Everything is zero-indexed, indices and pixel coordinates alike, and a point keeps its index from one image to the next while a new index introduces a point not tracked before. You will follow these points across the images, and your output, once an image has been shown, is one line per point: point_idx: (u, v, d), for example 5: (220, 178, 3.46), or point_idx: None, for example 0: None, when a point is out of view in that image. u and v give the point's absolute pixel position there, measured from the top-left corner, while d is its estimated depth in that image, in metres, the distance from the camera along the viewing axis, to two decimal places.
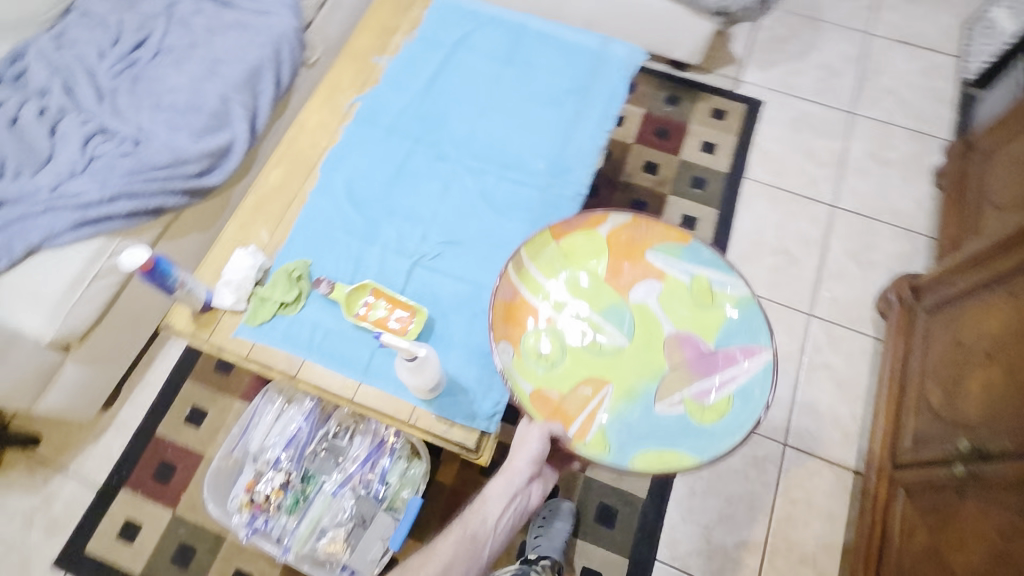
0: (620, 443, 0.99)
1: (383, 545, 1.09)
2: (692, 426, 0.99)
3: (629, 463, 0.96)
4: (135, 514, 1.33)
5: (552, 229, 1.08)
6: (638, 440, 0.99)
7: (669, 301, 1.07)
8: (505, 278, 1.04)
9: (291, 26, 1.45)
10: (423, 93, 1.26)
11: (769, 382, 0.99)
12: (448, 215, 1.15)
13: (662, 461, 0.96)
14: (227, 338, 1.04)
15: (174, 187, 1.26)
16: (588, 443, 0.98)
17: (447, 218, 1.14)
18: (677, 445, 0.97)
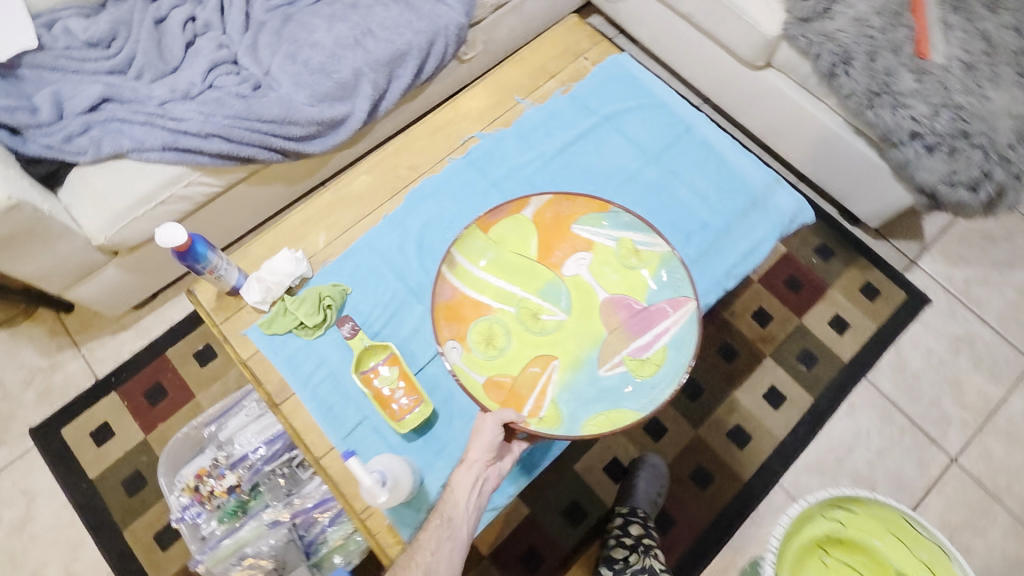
0: (572, 412, 0.95)
1: None
2: (639, 384, 0.95)
3: (585, 431, 0.92)
4: (113, 421, 1.35)
5: (476, 221, 1.01)
6: (589, 405, 0.95)
7: (600, 270, 1.03)
8: (437, 278, 0.98)
9: (456, 22, 1.34)
10: (548, 156, 1.12)
11: (697, 328, 0.96)
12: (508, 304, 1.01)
13: (614, 420, 0.92)
14: (235, 332, 0.98)
15: (272, 145, 1.22)
16: (543, 419, 0.93)
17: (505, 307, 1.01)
18: (621, 403, 0.94)
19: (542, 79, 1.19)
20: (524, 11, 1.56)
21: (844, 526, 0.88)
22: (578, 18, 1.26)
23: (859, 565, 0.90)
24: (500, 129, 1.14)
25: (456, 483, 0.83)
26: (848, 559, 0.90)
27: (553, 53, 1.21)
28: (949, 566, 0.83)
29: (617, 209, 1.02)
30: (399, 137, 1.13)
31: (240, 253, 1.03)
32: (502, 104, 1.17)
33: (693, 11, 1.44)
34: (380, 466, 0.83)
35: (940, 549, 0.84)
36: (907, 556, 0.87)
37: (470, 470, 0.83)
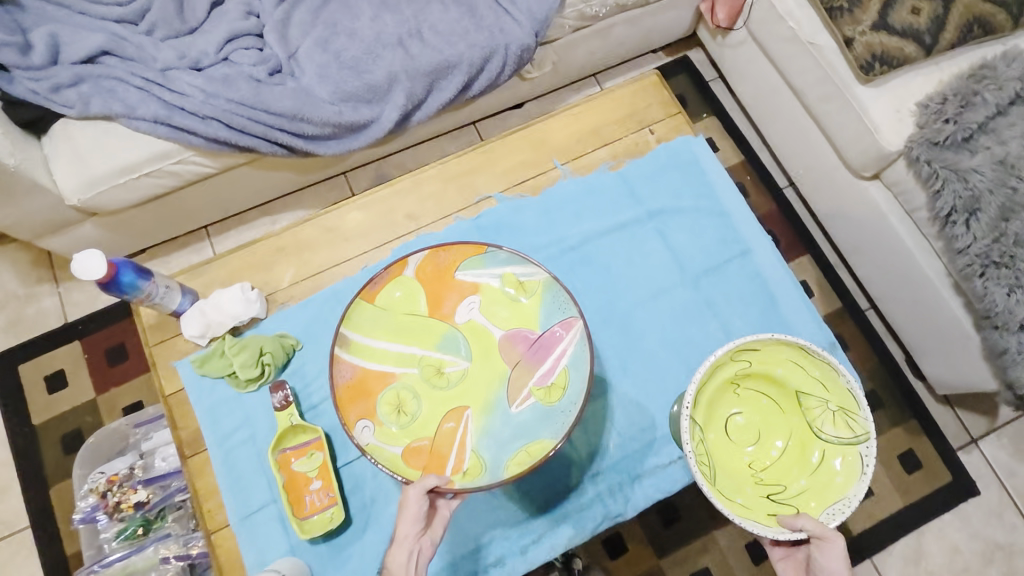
0: (494, 455, 0.82)
1: None
2: (547, 413, 0.83)
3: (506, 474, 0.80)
4: (70, 372, 1.31)
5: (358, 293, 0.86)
6: (508, 446, 0.82)
7: (491, 309, 0.89)
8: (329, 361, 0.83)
9: (521, 42, 1.14)
10: (569, 247, 0.94)
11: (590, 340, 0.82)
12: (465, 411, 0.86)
13: (534, 455, 0.80)
14: (166, 360, 0.87)
15: (277, 139, 1.08)
16: (466, 472, 0.81)
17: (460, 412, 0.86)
18: (536, 435, 0.82)
19: (592, 145, 0.99)
20: (609, 35, 1.34)
21: (750, 367, 0.79)
22: (658, 77, 1.03)
23: (770, 396, 0.81)
24: (525, 195, 0.96)
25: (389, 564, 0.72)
26: (760, 392, 0.81)
27: (614, 115, 1.00)
28: (838, 383, 0.75)
29: (493, 248, 0.87)
30: (408, 174, 0.97)
31: (195, 269, 0.90)
32: (536, 163, 0.98)
33: (806, 88, 1.19)
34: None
35: (829, 367, 0.75)
36: (806, 379, 0.78)
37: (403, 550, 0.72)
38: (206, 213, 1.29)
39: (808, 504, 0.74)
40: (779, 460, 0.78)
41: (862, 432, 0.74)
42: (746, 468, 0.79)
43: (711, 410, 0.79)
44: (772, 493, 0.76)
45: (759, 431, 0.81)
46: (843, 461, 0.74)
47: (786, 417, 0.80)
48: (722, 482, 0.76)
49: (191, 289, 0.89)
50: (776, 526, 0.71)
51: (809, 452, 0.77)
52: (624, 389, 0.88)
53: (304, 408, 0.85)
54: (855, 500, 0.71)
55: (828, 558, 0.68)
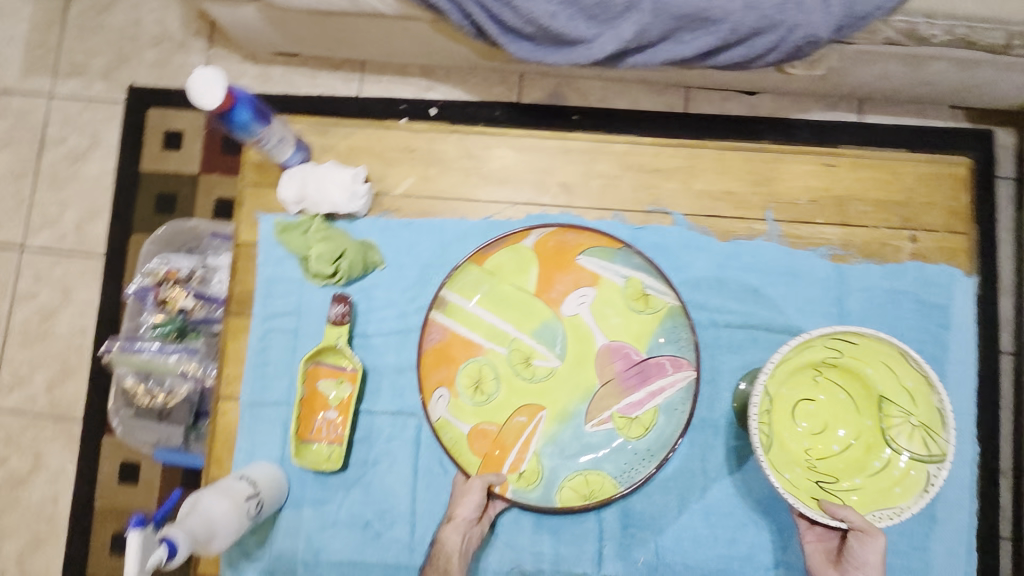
0: (551, 470, 0.72)
1: (155, 442, 1.01)
2: (622, 446, 0.72)
3: (559, 496, 0.72)
4: (187, 138, 1.33)
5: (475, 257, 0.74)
6: (572, 462, 0.72)
7: (601, 311, 0.74)
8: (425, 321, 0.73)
9: (810, 34, 0.85)
10: (724, 323, 0.74)
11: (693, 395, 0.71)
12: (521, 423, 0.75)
13: (593, 488, 0.71)
14: (253, 206, 0.79)
15: (471, 15, 0.90)
16: (523, 476, 0.72)
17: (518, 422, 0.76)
18: (600, 466, 0.72)
19: (825, 215, 0.74)
20: (921, 67, 0.98)
21: (837, 357, 0.61)
22: (966, 171, 0.73)
23: (850, 392, 0.62)
24: (709, 233, 0.75)
25: (440, 537, 0.69)
26: (840, 384, 0.62)
27: (875, 192, 0.74)
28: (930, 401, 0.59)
29: (629, 248, 0.73)
30: (590, 136, 0.78)
31: (320, 126, 0.79)
32: (741, 202, 0.75)
33: None
34: (176, 530, 0.55)
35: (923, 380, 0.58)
36: (897, 384, 0.60)
37: (456, 531, 0.69)
38: (369, 49, 1.16)
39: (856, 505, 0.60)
40: (837, 457, 0.62)
41: (940, 453, 0.58)
42: (800, 456, 0.62)
43: (780, 385, 0.61)
44: (822, 479, 0.61)
45: (824, 420, 0.62)
46: (907, 473, 0.59)
47: (857, 415, 0.62)
48: (772, 455, 0.60)
49: (305, 146, 0.79)
50: (817, 510, 0.58)
51: (872, 456, 0.61)
52: (692, 516, 0.73)
53: (355, 331, 0.77)
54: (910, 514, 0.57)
55: (862, 547, 0.59)
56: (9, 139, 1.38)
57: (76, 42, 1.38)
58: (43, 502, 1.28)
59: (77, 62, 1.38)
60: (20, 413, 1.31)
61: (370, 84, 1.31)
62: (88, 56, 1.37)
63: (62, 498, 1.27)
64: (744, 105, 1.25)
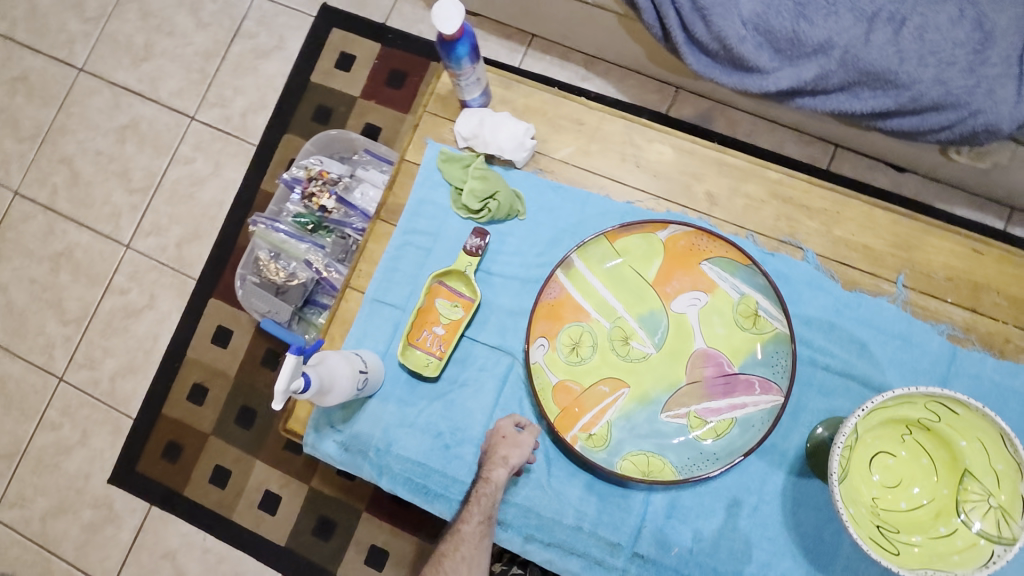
0: (617, 440, 0.77)
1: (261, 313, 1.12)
2: (691, 442, 0.76)
3: (618, 464, 0.76)
4: (358, 63, 1.45)
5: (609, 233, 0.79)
6: (639, 441, 0.76)
7: (708, 317, 0.78)
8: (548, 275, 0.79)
9: (993, 123, 0.86)
10: (823, 365, 0.76)
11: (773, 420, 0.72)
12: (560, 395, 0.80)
13: (653, 469, 0.75)
14: (426, 132, 0.89)
15: (664, 18, 0.96)
16: (592, 437, 0.77)
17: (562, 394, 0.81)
18: (663, 453, 0.76)
19: (956, 296, 0.76)
20: None
21: (931, 421, 0.61)
22: None
23: (933, 459, 0.63)
24: (834, 277, 0.78)
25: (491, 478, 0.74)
26: (925, 448, 0.63)
27: (1014, 289, 0.75)
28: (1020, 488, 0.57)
29: (756, 268, 0.76)
30: (747, 157, 0.82)
31: (507, 80, 0.88)
32: (877, 258, 0.78)
33: None
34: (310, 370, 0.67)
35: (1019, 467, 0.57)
36: (986, 464, 0.59)
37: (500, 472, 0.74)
38: (550, 26, 1.25)
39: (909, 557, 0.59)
40: (903, 514, 0.63)
41: (1012, 538, 0.57)
42: (867, 500, 0.63)
43: (868, 429, 0.63)
44: (884, 526, 0.62)
45: (899, 475, 0.64)
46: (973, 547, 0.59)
47: (934, 481, 0.63)
48: (842, 485, 0.62)
49: (489, 93, 0.87)
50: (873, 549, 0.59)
51: (939, 523, 0.61)
52: (735, 528, 0.75)
53: (480, 266, 0.84)
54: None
55: None
56: (211, 22, 1.55)
57: None
58: (145, 336, 1.44)
59: None
60: (149, 256, 1.47)
61: (532, 59, 1.38)
62: None
63: (161, 340, 1.43)
64: (888, 177, 1.24)
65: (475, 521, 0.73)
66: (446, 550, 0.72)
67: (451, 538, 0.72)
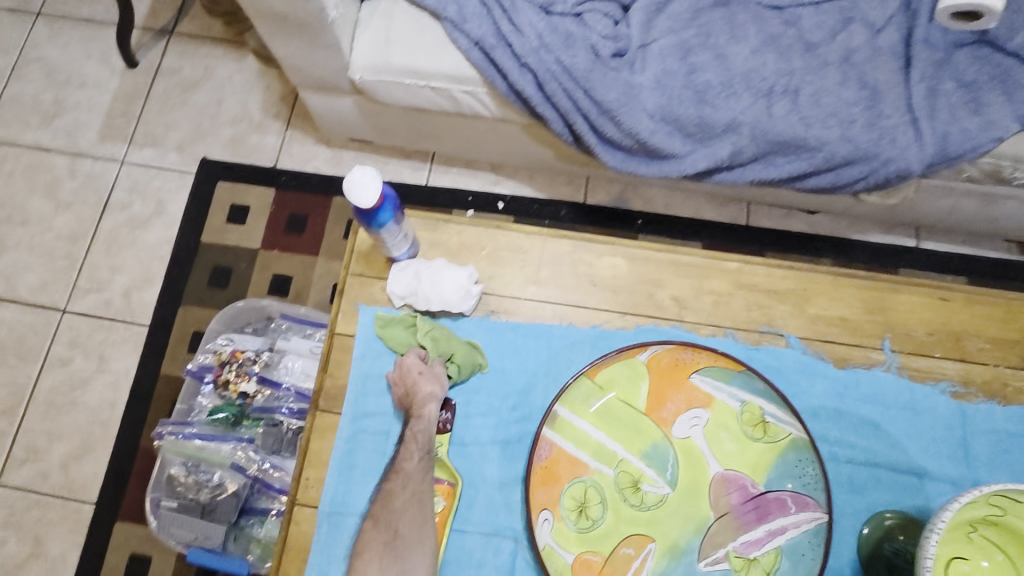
0: None
1: (185, 545, 0.90)
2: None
3: None
4: (252, 215, 1.33)
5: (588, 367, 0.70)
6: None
7: (716, 435, 0.70)
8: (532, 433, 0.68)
9: (902, 169, 0.90)
10: (846, 458, 0.70)
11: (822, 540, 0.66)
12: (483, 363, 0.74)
13: None
14: (354, 296, 0.77)
15: (573, 124, 0.94)
16: None
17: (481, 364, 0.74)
18: None
19: (943, 350, 0.74)
20: (992, 202, 1.03)
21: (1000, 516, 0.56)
22: None
23: (1010, 553, 0.56)
24: (824, 358, 0.74)
25: (423, 416, 0.68)
26: (1000, 544, 0.57)
27: (995, 330, 0.74)
28: None
29: (751, 372, 0.70)
30: (700, 253, 0.79)
31: (433, 221, 0.80)
32: (856, 329, 0.75)
33: None
34: None
35: None
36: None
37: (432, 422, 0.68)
38: (452, 144, 1.21)
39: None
40: None
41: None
42: None
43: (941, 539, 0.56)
44: None
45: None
46: None
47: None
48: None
49: (415, 240, 0.79)
50: None
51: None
52: None
53: (452, 439, 0.72)
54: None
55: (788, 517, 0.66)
56: (72, 201, 1.37)
57: (156, 115, 1.42)
58: None
59: (153, 133, 1.40)
60: (27, 489, 1.19)
61: (438, 175, 1.34)
62: (166, 128, 1.40)
63: None
64: (802, 222, 1.29)
65: (417, 457, 0.66)
66: (390, 490, 0.65)
67: (393, 478, 0.66)
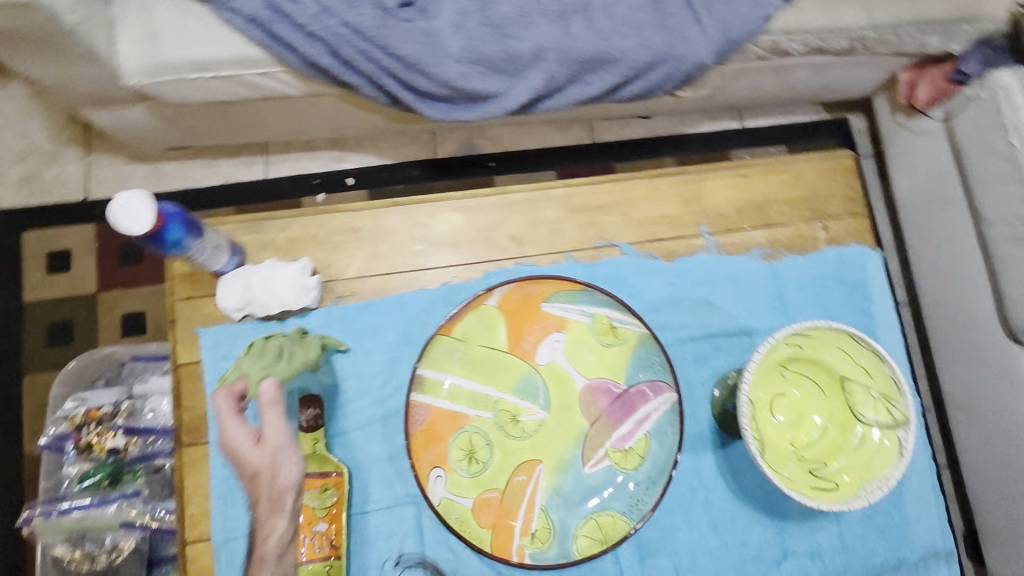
0: (559, 526, 0.71)
1: None
2: (624, 480, 0.72)
3: (573, 547, 0.70)
4: (76, 256, 1.19)
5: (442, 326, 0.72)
6: (579, 509, 0.72)
7: (575, 352, 0.76)
8: None
9: (698, 61, 0.95)
10: (688, 338, 0.78)
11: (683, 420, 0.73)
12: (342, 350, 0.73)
13: (607, 532, 0.70)
14: (189, 321, 0.72)
15: (383, 86, 0.89)
16: (535, 536, 0.70)
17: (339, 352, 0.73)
18: (609, 508, 0.71)
19: (750, 221, 0.82)
20: (786, 75, 1.11)
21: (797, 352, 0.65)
22: (851, 161, 0.86)
23: (815, 379, 0.66)
24: (655, 256, 0.80)
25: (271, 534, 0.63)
26: (805, 373, 0.66)
27: (787, 191, 0.83)
28: (882, 371, 0.63)
29: (591, 287, 0.74)
30: (528, 187, 0.80)
31: (253, 222, 0.75)
32: (678, 222, 0.81)
33: (994, 220, 1.01)
34: None
35: (875, 354, 0.64)
36: (852, 363, 0.65)
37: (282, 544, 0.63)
38: (274, 132, 1.11)
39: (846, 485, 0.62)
40: (818, 442, 0.65)
41: (903, 417, 0.63)
42: (788, 446, 0.64)
43: (756, 386, 0.65)
44: (813, 467, 0.63)
45: (800, 410, 0.66)
46: (883, 442, 0.63)
47: (827, 399, 0.66)
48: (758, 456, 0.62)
49: (239, 247, 0.74)
50: (818, 499, 0.60)
51: (849, 435, 0.65)
52: (701, 531, 0.74)
53: (330, 431, 0.72)
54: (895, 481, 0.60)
55: (651, 404, 0.73)
56: None
57: None
58: None
59: None
60: None
61: (277, 163, 1.24)
62: None
63: None
64: (641, 128, 1.34)
65: None
66: None
67: None
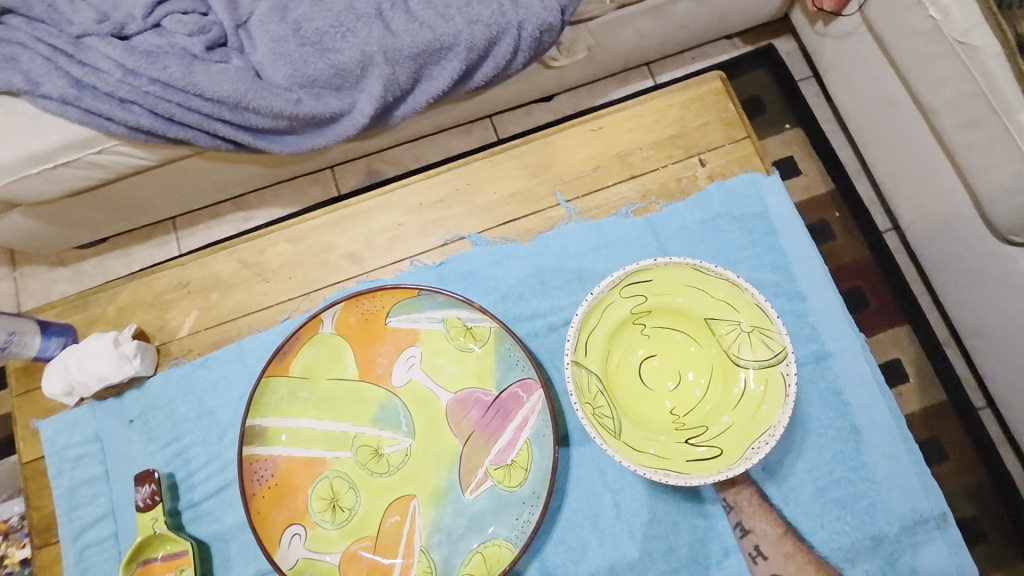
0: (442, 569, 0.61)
1: None
2: (508, 501, 0.62)
3: None
4: None
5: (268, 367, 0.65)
6: (462, 543, 0.62)
7: (435, 365, 0.67)
8: (245, 459, 0.63)
9: (543, 22, 0.85)
10: (562, 322, 0.68)
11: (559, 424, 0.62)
12: (188, 413, 0.68)
13: (492, 564, 0.60)
14: (30, 417, 0.69)
15: (217, 132, 0.85)
16: None
17: (185, 416, 0.68)
18: (495, 537, 0.61)
19: (614, 175, 0.72)
20: (667, 13, 1.01)
21: (644, 303, 0.59)
22: (721, 82, 0.74)
23: (682, 330, 0.60)
24: (510, 239, 0.71)
25: None
26: (667, 326, 0.60)
27: (650, 133, 0.72)
28: (743, 301, 0.56)
29: (427, 291, 0.65)
30: (359, 198, 0.73)
31: (80, 300, 0.71)
32: (530, 196, 0.72)
33: (942, 110, 0.84)
34: None
35: (728, 283, 0.56)
36: (711, 300, 0.58)
37: None
38: (166, 203, 1.10)
39: (733, 444, 0.56)
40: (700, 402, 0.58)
41: (781, 348, 0.55)
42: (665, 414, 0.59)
43: (609, 355, 0.59)
44: (692, 435, 0.57)
45: (673, 368, 0.60)
46: (764, 387, 0.56)
47: (701, 349, 0.60)
48: (626, 434, 0.57)
49: (69, 327, 0.70)
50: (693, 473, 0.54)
51: (731, 384, 0.58)
52: (617, 543, 0.62)
53: (181, 505, 0.66)
54: (781, 428, 0.53)
55: (527, 407, 0.63)
56: None
57: None
58: None
59: None
60: None
61: (188, 238, 1.22)
62: None
63: None
64: (545, 111, 1.23)
65: None
66: None
67: None
